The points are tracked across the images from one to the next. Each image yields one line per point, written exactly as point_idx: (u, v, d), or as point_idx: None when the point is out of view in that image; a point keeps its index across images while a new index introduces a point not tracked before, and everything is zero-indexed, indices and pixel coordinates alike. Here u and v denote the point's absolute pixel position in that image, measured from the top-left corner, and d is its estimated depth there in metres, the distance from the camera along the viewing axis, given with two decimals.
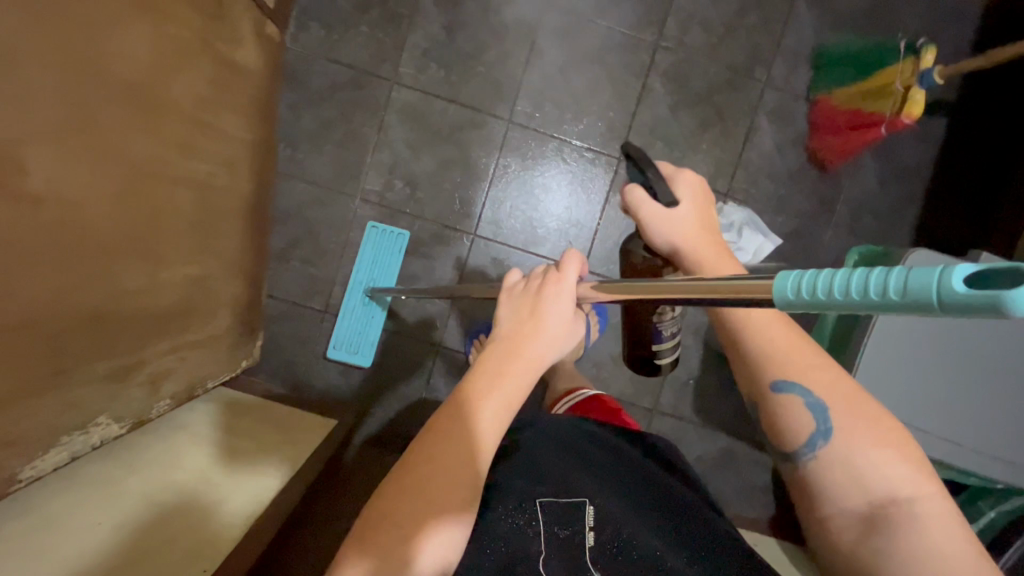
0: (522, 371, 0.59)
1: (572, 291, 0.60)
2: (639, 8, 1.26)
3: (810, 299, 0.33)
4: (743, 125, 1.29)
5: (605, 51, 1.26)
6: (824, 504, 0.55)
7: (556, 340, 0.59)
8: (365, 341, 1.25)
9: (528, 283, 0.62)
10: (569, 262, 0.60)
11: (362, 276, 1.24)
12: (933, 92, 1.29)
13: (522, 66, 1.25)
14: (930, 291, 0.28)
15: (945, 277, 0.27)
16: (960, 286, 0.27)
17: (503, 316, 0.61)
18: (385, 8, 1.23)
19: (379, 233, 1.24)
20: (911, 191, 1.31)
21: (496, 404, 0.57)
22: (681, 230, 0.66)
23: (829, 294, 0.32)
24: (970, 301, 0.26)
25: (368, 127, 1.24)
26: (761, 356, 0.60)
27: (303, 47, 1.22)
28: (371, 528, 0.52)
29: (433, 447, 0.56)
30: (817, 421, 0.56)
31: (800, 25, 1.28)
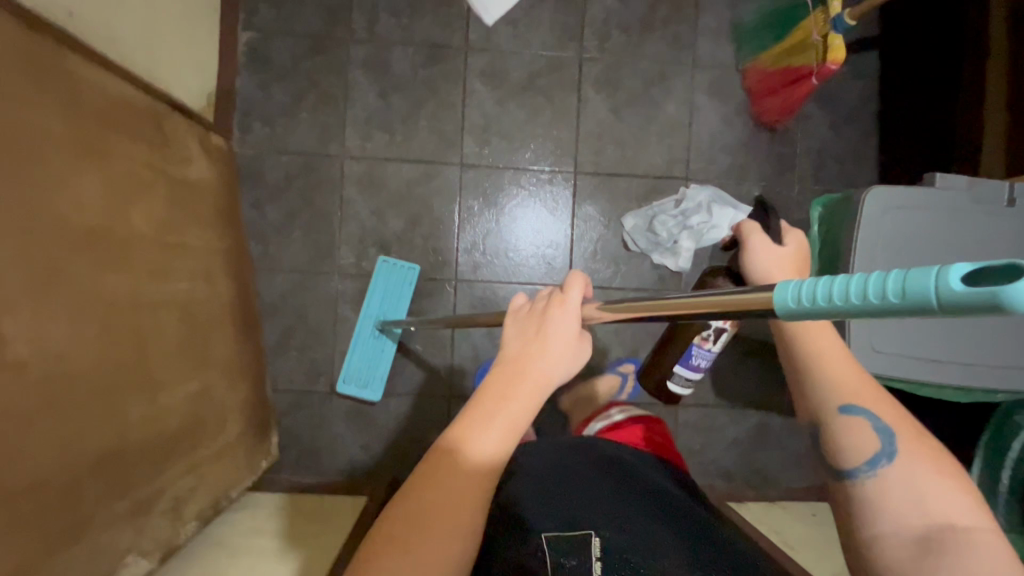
0: (528, 391, 0.59)
1: (576, 312, 0.61)
2: (556, 28, 1.30)
3: (812, 306, 0.36)
4: (684, 109, 1.32)
5: (536, 77, 1.30)
6: (876, 522, 0.56)
7: (558, 361, 0.60)
8: (376, 375, 1.26)
9: (532, 305, 0.64)
10: (573, 282, 0.61)
11: (373, 309, 1.25)
12: (856, 31, 1.32)
13: (462, 111, 1.29)
14: (929, 291, 0.30)
15: (943, 278, 0.30)
16: (957, 286, 0.29)
17: (509, 337, 0.62)
18: (319, 91, 1.28)
19: (389, 267, 1.25)
20: (863, 128, 1.32)
21: (500, 426, 0.58)
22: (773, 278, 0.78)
23: (830, 299, 0.35)
24: (968, 299, 0.28)
25: (329, 205, 1.27)
26: (831, 382, 0.64)
27: (252, 148, 1.26)
28: (377, 550, 0.53)
29: (439, 473, 0.57)
30: (883, 443, 0.59)
31: (711, 4, 1.32)
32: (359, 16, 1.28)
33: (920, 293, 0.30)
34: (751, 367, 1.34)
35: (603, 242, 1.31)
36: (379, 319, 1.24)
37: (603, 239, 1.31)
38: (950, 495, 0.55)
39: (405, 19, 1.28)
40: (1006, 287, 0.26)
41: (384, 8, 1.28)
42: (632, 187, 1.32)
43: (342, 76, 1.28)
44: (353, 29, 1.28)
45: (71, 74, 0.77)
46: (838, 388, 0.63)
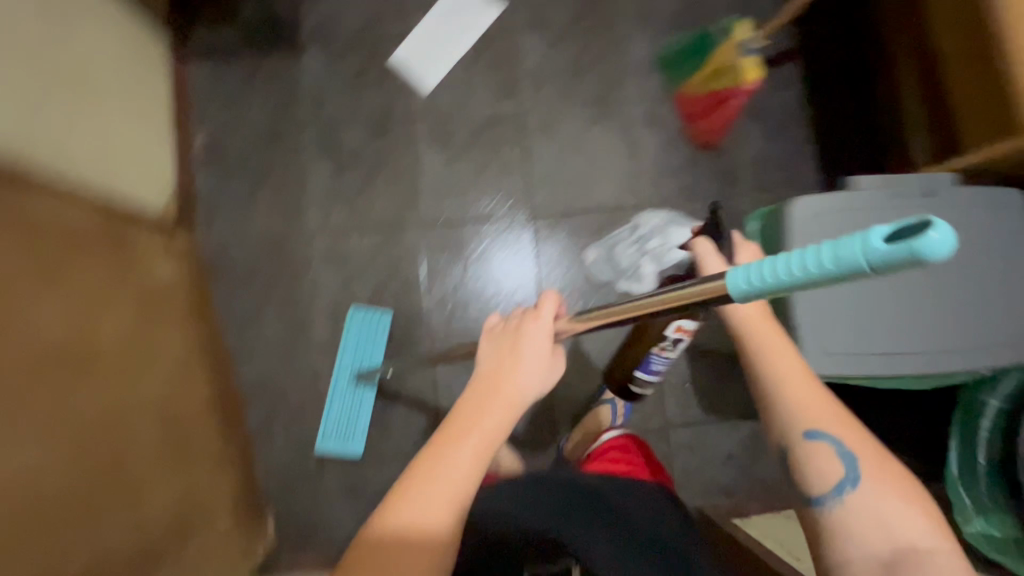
0: (512, 388, 0.74)
1: (548, 325, 0.79)
2: (492, 85, 1.38)
3: (784, 280, 0.47)
4: (624, 142, 1.38)
5: (480, 133, 1.37)
6: (848, 546, 0.64)
7: (532, 370, 0.75)
8: (355, 429, 1.26)
9: (511, 324, 0.82)
10: (545, 303, 0.80)
11: (348, 360, 1.26)
12: (773, 46, 1.39)
13: (414, 175, 1.35)
14: (862, 253, 0.40)
15: (869, 242, 0.40)
16: (880, 245, 0.39)
17: (492, 351, 0.80)
18: (274, 177, 1.33)
19: (361, 316, 1.27)
20: (797, 134, 1.39)
21: (490, 417, 0.72)
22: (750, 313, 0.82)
23: (794, 272, 0.45)
24: (889, 255, 0.38)
25: (297, 284, 1.31)
26: (793, 410, 0.72)
27: (217, 239, 1.30)
28: (384, 516, 0.65)
29: (439, 457, 0.68)
30: (847, 469, 0.67)
31: (634, 42, 1.40)
32: (305, 102, 1.34)
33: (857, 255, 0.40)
34: (735, 378, 1.35)
35: (568, 278, 1.34)
36: (356, 369, 1.26)
37: (568, 276, 1.34)
38: (908, 515, 0.63)
39: (348, 98, 1.35)
40: (912, 243, 0.36)
41: (326, 92, 1.35)
42: (588, 222, 1.36)
43: (295, 159, 1.34)
44: (301, 114, 1.34)
45: (25, 212, 0.82)
46: (805, 415, 0.71)
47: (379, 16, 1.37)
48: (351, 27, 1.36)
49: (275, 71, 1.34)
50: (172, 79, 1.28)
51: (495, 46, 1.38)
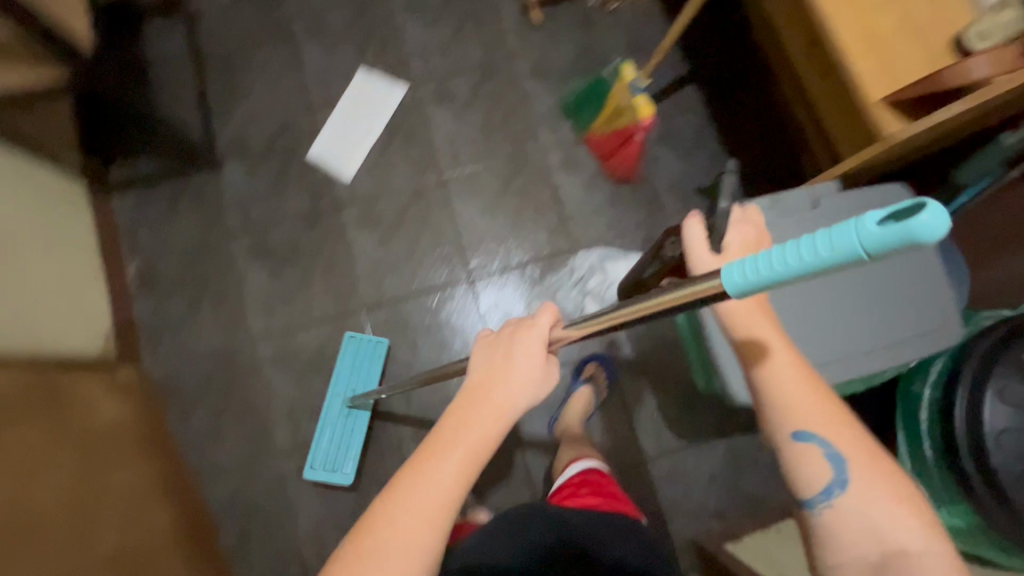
0: (496, 405, 0.69)
1: (542, 336, 0.72)
2: (411, 162, 1.42)
3: (770, 274, 0.44)
4: (548, 190, 1.42)
5: (407, 208, 1.40)
6: (838, 549, 0.62)
7: (523, 382, 0.70)
8: (346, 457, 1.24)
9: (501, 334, 0.75)
10: (542, 312, 0.72)
11: (342, 385, 1.26)
12: (668, 75, 1.46)
13: (350, 261, 1.37)
14: (854, 240, 0.38)
15: (862, 226, 0.38)
16: (874, 228, 0.37)
17: (479, 364, 0.73)
18: (213, 291, 1.34)
19: (356, 342, 1.28)
20: (709, 151, 1.44)
21: (476, 432, 0.68)
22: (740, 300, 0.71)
23: (783, 264, 0.43)
24: (884, 238, 0.36)
25: (251, 392, 1.30)
26: (783, 410, 0.65)
27: (165, 363, 1.30)
28: (367, 527, 0.63)
29: (421, 467, 0.66)
30: (836, 472, 0.63)
31: (538, 95, 1.45)
32: (232, 212, 1.37)
33: (849, 242, 0.38)
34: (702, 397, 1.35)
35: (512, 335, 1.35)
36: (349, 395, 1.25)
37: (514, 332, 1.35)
38: (902, 520, 0.60)
39: (273, 200, 1.38)
40: (910, 223, 0.34)
41: (251, 199, 1.38)
42: (527, 273, 1.38)
43: (231, 268, 1.35)
44: (230, 224, 1.37)
45: None
46: (795, 415, 0.65)
47: (291, 118, 1.42)
48: (265, 133, 1.41)
49: (197, 188, 1.37)
50: (97, 218, 1.31)
51: (406, 124, 1.43)
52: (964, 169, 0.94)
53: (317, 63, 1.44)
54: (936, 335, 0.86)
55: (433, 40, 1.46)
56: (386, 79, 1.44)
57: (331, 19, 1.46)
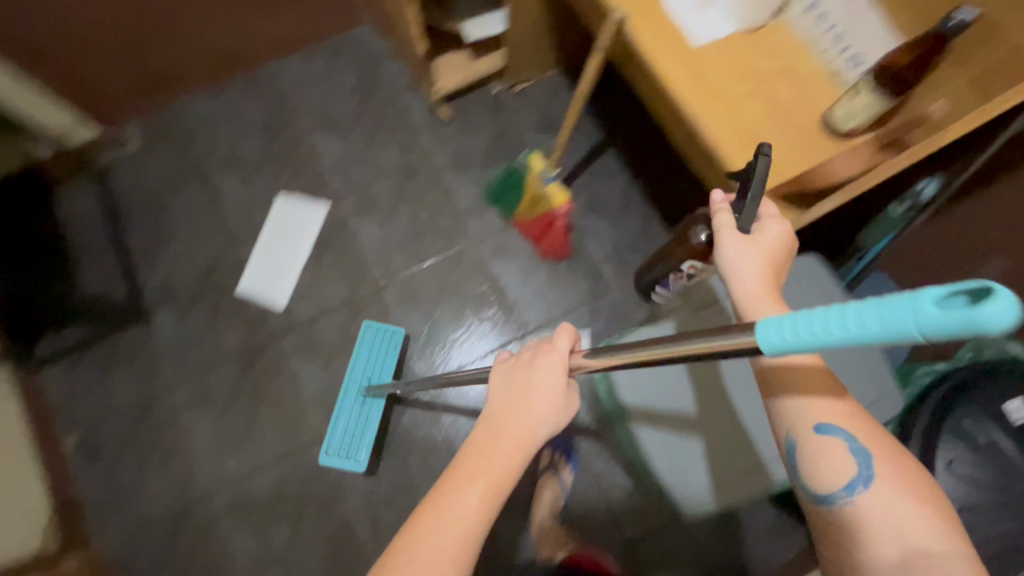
0: (516, 433, 0.69)
1: (562, 360, 0.72)
2: (344, 279, 1.39)
3: (808, 338, 0.40)
4: (486, 282, 1.40)
5: (347, 326, 1.37)
6: (858, 549, 0.56)
7: (543, 409, 0.70)
8: (361, 444, 1.22)
9: (520, 357, 0.76)
10: (559, 334, 0.74)
11: (357, 372, 1.23)
12: (585, 145, 1.46)
13: (296, 392, 1.32)
14: (909, 318, 0.34)
15: (919, 302, 0.34)
16: (932, 308, 0.33)
17: (498, 388, 0.74)
18: (157, 452, 1.29)
19: (373, 331, 1.26)
20: (638, 214, 1.44)
21: (499, 460, 0.67)
22: (751, 278, 0.64)
23: (824, 329, 0.39)
24: (944, 322, 0.32)
25: (210, 553, 1.24)
26: (799, 401, 0.61)
27: (119, 539, 1.24)
28: (391, 561, 0.61)
29: (446, 491, 0.65)
30: (861, 467, 0.58)
31: (461, 188, 1.45)
32: (168, 365, 1.33)
33: (902, 319, 0.34)
34: None
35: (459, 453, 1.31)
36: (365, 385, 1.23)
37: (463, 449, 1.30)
38: (921, 518, 0.55)
39: (208, 344, 1.34)
40: (976, 312, 0.30)
41: (185, 348, 1.34)
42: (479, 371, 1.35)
43: (174, 424, 1.30)
44: (167, 378, 1.32)
45: None
46: (815, 407, 0.60)
47: (216, 257, 1.40)
48: (191, 276, 1.38)
49: (128, 347, 1.33)
50: (25, 401, 1.27)
51: (334, 241, 1.41)
52: (865, 232, 1.01)
53: (235, 195, 1.42)
54: (885, 404, 0.87)
55: (348, 152, 1.46)
56: (307, 200, 1.43)
57: (243, 148, 1.45)
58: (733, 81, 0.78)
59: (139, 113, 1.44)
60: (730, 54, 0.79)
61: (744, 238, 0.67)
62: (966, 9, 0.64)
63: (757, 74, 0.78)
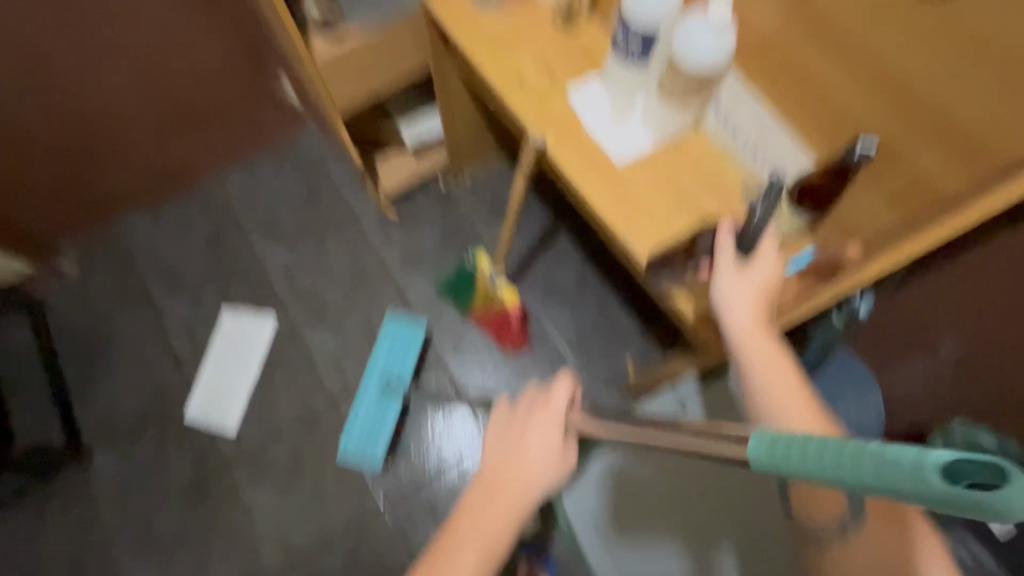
0: (511, 494, 0.69)
1: (554, 417, 0.72)
2: (297, 393, 1.33)
3: (804, 467, 0.39)
4: (445, 380, 1.35)
5: (302, 444, 1.29)
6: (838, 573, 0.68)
7: (538, 467, 0.69)
8: (379, 438, 1.24)
9: (515, 411, 0.75)
10: (556, 390, 0.73)
11: (376, 366, 1.27)
12: (536, 231, 1.45)
13: (251, 525, 1.23)
14: (910, 477, 0.32)
15: (926, 466, 0.32)
16: (938, 476, 0.31)
17: (491, 444, 0.74)
18: None
19: (397, 322, 1.31)
20: (596, 294, 1.42)
21: (496, 520, 0.68)
22: (742, 311, 0.68)
23: (819, 464, 0.38)
24: (946, 493, 0.31)
25: None
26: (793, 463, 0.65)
27: None
28: None
29: (441, 555, 0.66)
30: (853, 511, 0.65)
31: (414, 285, 1.42)
32: (109, 510, 1.24)
33: (901, 477, 0.33)
34: None
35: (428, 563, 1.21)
36: (388, 378, 1.26)
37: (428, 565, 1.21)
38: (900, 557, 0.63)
39: (153, 481, 1.26)
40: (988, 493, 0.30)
41: (128, 486, 1.25)
42: (445, 479, 1.27)
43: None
44: (109, 524, 1.23)
45: None
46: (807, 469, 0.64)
47: (160, 383, 1.33)
48: (135, 406, 1.31)
49: (66, 493, 1.25)
50: None
51: (285, 353, 1.36)
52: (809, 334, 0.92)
53: (181, 317, 1.38)
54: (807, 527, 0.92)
55: (297, 260, 1.44)
56: (255, 313, 1.38)
57: (187, 267, 1.42)
58: (659, 194, 0.77)
59: (76, 240, 1.41)
60: (653, 167, 0.79)
61: (738, 273, 0.69)
62: (866, 142, 0.57)
63: (681, 184, 0.78)
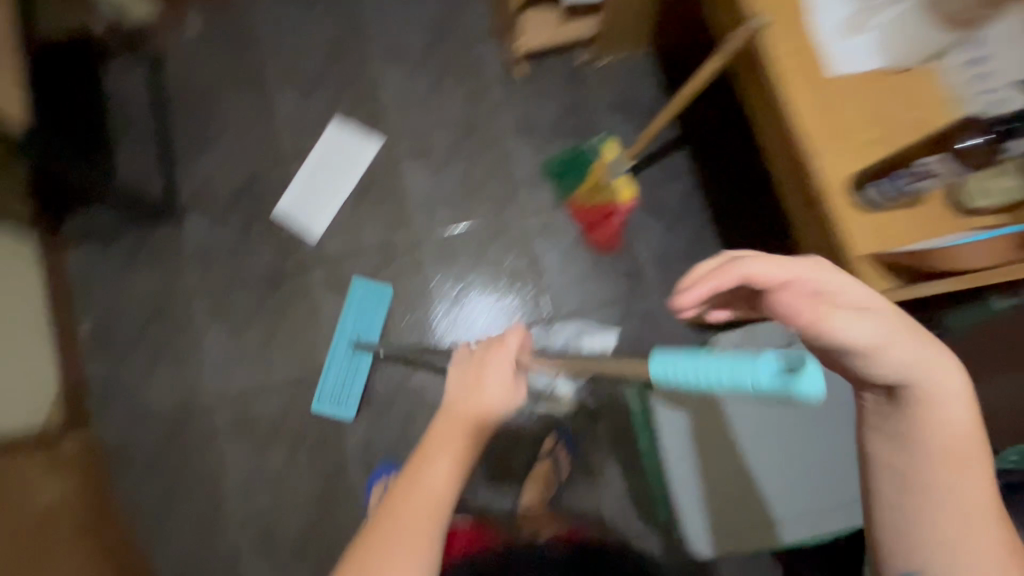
0: (464, 431, 0.67)
1: (509, 357, 0.71)
2: (384, 222, 1.35)
3: (683, 378, 0.52)
4: (524, 257, 1.36)
5: (377, 270, 1.33)
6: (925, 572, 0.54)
7: (495, 399, 0.68)
8: (351, 393, 1.26)
9: (473, 354, 0.74)
10: (510, 334, 0.73)
11: (348, 328, 1.27)
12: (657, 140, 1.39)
13: (314, 325, 1.31)
14: (754, 378, 0.46)
15: (760, 369, 0.46)
16: (769, 374, 0.45)
17: (453, 385, 0.71)
18: (168, 352, 1.28)
19: (365, 287, 1.29)
20: (697, 222, 1.37)
21: (455, 446, 0.66)
22: (908, 359, 0.49)
23: (693, 377, 0.51)
24: (770, 384, 0.45)
25: (208, 461, 1.25)
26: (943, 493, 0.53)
27: (119, 426, 1.25)
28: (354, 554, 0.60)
29: (409, 480, 0.64)
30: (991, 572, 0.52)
31: (520, 154, 1.39)
32: (192, 270, 1.31)
33: (750, 378, 0.46)
34: None
35: None
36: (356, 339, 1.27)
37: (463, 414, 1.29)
38: None
39: (235, 256, 1.32)
40: (795, 388, 0.43)
41: (213, 254, 1.32)
42: None
43: (189, 329, 1.29)
44: (190, 282, 1.31)
45: None
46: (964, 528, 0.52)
47: (258, 170, 1.35)
48: (230, 184, 1.34)
49: (156, 241, 1.32)
50: (47, 272, 1.25)
51: (381, 180, 1.36)
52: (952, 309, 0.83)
53: (289, 112, 1.38)
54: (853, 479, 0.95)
55: (413, 92, 1.40)
56: (361, 132, 1.37)
57: (304, 64, 1.39)
58: (864, 121, 0.71)
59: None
60: (868, 91, 0.71)
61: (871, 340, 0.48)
62: None
63: (891, 117, 0.71)
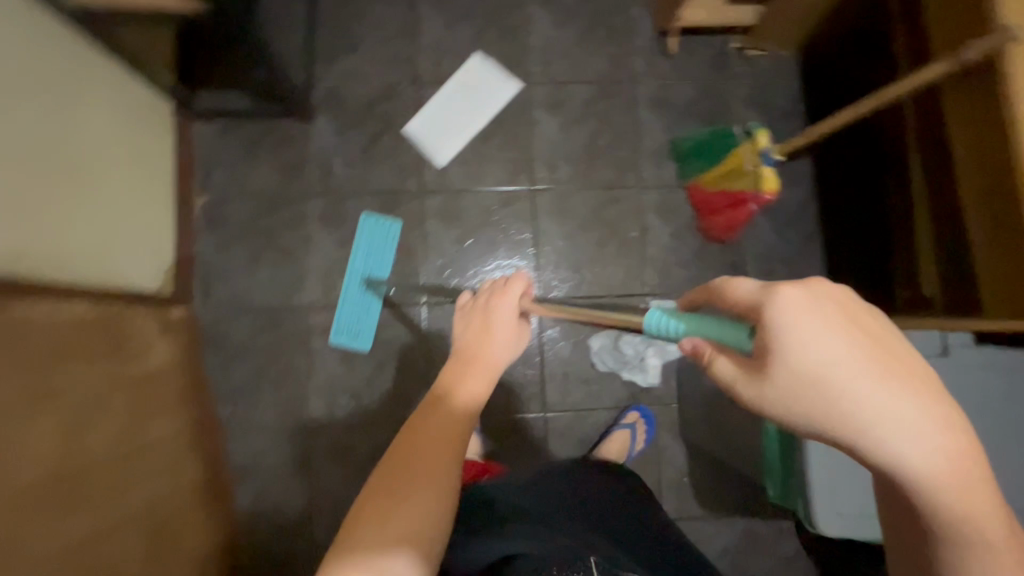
0: (484, 369, 0.70)
1: (514, 302, 0.74)
2: (507, 165, 1.35)
3: (666, 333, 0.64)
4: (636, 228, 1.37)
5: (492, 211, 1.34)
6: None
7: (503, 344, 0.72)
8: (365, 329, 1.27)
9: (475, 303, 0.76)
10: (515, 280, 0.75)
11: (359, 265, 1.27)
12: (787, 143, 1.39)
13: (422, 250, 1.31)
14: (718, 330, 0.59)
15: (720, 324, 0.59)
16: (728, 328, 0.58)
17: (460, 332, 0.75)
18: (276, 246, 1.29)
19: (372, 223, 1.29)
20: (807, 231, 1.39)
21: (477, 379, 0.69)
22: (810, 395, 0.53)
23: (671, 331, 0.63)
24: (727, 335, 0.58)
25: (297, 359, 1.27)
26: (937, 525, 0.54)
27: (218, 308, 1.26)
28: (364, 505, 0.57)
29: (423, 419, 0.64)
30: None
31: (651, 127, 1.39)
32: (312, 171, 1.31)
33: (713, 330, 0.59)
34: (731, 472, 1.31)
35: (547, 362, 1.32)
36: (366, 275, 1.27)
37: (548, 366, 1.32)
38: None
39: (356, 167, 1.32)
40: (741, 339, 0.57)
41: (335, 160, 1.32)
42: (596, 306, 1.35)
43: (300, 228, 1.30)
44: (308, 183, 1.31)
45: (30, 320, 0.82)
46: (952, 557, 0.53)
47: (394, 86, 1.34)
48: (364, 94, 1.33)
49: (282, 135, 1.31)
50: (177, 143, 1.25)
51: (511, 123, 1.36)
52: None
53: (435, 36, 1.36)
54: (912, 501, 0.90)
55: (559, 42, 1.39)
56: (502, 71, 1.36)
57: None
58: None
59: None
60: None
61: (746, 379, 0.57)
62: None
63: None
